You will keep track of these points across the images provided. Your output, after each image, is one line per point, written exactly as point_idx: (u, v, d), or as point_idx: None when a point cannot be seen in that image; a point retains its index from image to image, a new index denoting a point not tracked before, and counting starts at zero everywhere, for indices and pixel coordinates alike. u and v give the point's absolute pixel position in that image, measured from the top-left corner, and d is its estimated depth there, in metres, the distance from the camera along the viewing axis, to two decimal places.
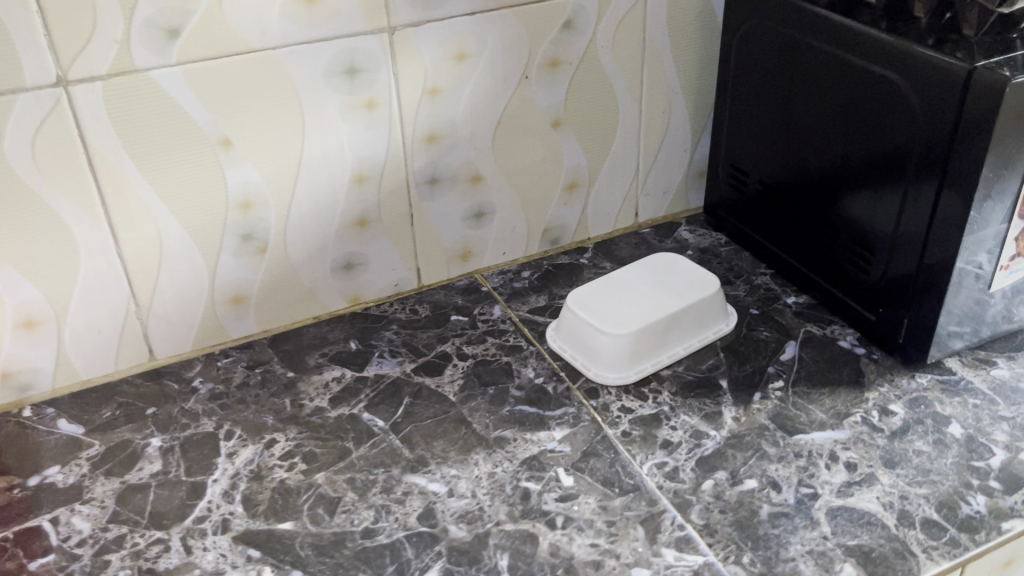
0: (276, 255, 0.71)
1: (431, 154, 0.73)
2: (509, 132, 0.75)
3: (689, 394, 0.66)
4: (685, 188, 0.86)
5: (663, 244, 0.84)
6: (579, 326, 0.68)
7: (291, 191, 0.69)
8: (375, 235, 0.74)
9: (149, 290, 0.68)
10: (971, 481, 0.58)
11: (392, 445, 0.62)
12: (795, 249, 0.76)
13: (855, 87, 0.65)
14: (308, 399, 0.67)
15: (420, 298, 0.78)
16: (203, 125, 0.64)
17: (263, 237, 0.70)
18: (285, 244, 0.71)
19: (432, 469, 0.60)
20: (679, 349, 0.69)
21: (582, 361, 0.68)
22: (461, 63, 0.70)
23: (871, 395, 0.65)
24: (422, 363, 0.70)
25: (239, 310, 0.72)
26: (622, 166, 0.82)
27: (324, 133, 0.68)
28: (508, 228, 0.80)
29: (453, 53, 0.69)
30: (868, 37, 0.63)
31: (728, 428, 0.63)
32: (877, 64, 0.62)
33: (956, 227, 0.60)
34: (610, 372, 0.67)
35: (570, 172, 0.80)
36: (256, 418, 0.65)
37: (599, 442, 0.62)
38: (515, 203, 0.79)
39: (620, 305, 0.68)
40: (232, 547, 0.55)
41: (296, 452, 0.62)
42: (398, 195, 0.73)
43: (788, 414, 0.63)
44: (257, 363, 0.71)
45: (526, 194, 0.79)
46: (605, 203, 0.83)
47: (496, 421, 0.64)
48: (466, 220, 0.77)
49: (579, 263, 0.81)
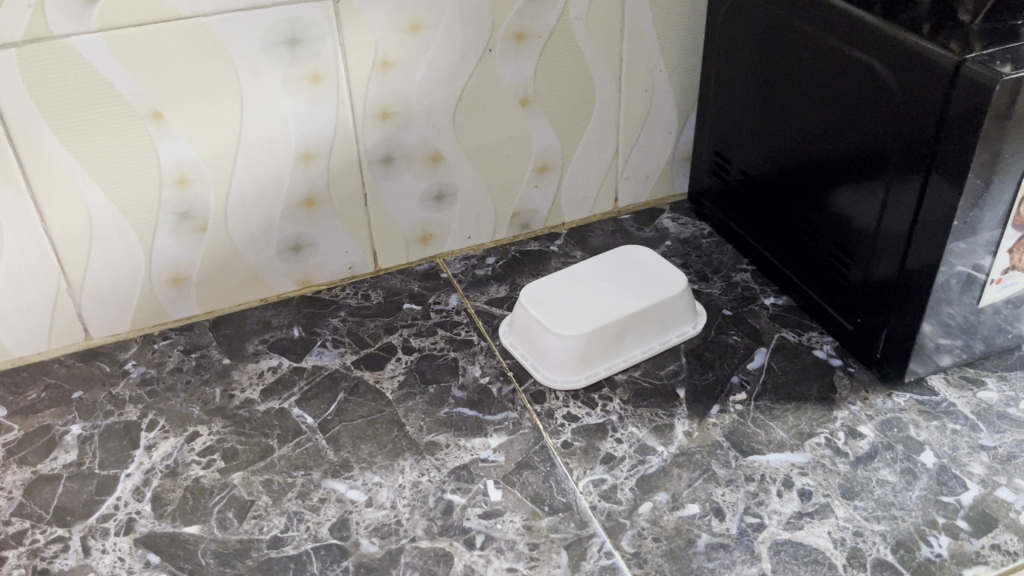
0: (217, 234, 0.68)
1: (385, 131, 0.68)
2: (471, 110, 0.70)
3: (641, 403, 0.61)
4: (670, 173, 0.81)
5: (641, 233, 0.78)
6: (529, 324, 0.64)
7: (231, 168, 0.65)
8: (325, 215, 0.70)
9: (81, 268, 0.65)
10: (936, 519, 0.52)
11: (317, 445, 0.59)
12: (776, 246, 0.70)
13: (840, 74, 0.59)
14: (239, 390, 0.63)
15: (374, 283, 0.74)
16: (131, 97, 0.60)
17: (202, 215, 0.66)
18: (227, 223, 0.68)
19: (354, 475, 0.56)
20: (636, 352, 0.64)
21: (531, 361, 0.64)
22: (415, 35, 0.65)
23: (840, 414, 0.59)
24: (365, 356, 0.66)
25: (179, 291, 0.69)
26: (600, 147, 0.76)
27: (264, 108, 0.64)
28: (472, 211, 0.75)
29: (406, 24, 0.64)
30: (853, 19, 0.56)
31: (678, 444, 0.58)
32: (863, 50, 0.56)
33: (939, 236, 0.54)
34: (558, 376, 0.62)
35: (540, 153, 0.75)
36: (182, 409, 0.62)
37: (536, 453, 0.57)
38: (480, 185, 0.74)
39: (574, 304, 0.63)
40: (132, 550, 0.52)
41: (216, 447, 0.59)
42: (349, 174, 0.69)
43: (745, 431, 0.58)
44: (195, 347, 0.68)
45: (491, 176, 0.74)
46: (581, 188, 0.78)
47: (430, 424, 0.60)
48: (425, 201, 0.73)
49: (549, 251, 0.76)
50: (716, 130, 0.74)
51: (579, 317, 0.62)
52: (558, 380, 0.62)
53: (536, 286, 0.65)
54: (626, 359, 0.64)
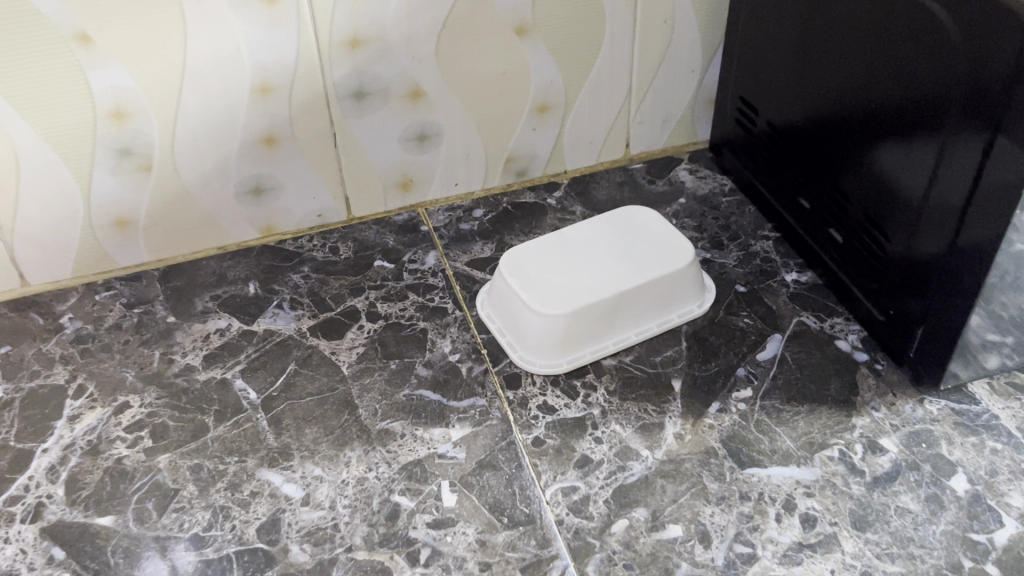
0: (165, 174, 0.60)
1: (355, 62, 0.59)
2: (458, 40, 0.60)
3: (629, 395, 0.53)
4: (691, 117, 0.70)
5: (653, 187, 0.69)
6: (508, 296, 0.55)
7: (175, 100, 0.57)
8: (289, 156, 0.62)
9: (10, 208, 0.58)
10: (962, 562, 0.44)
11: (256, 427, 0.52)
12: (804, 214, 0.60)
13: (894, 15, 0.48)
14: (180, 355, 0.57)
15: (346, 234, 0.66)
16: (53, 16, 0.52)
17: (145, 152, 0.59)
18: (175, 163, 0.60)
19: (293, 466, 0.50)
20: (630, 333, 0.56)
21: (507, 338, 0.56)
22: None
23: (860, 422, 0.51)
24: (323, 321, 0.59)
25: (125, 236, 0.62)
26: (610, 86, 0.66)
27: (211, 31, 0.55)
28: (460, 156, 0.66)
29: None
30: None
31: (666, 449, 0.50)
32: None
33: (995, 227, 0.44)
34: (536, 358, 0.54)
35: (539, 90, 0.64)
36: (115, 374, 0.56)
37: (501, 451, 0.50)
38: (469, 126, 0.64)
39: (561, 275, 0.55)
40: (36, 542, 0.47)
41: (145, 423, 0.52)
42: (314, 110, 0.60)
43: (746, 437, 0.50)
44: (139, 300, 0.61)
45: (482, 117, 0.64)
46: (587, 131, 0.68)
47: (386, 408, 0.53)
48: (405, 142, 0.64)
49: (545, 203, 0.67)
50: (748, 72, 0.63)
51: (564, 293, 0.54)
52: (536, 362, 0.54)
53: (520, 251, 0.57)
54: (616, 341, 0.55)
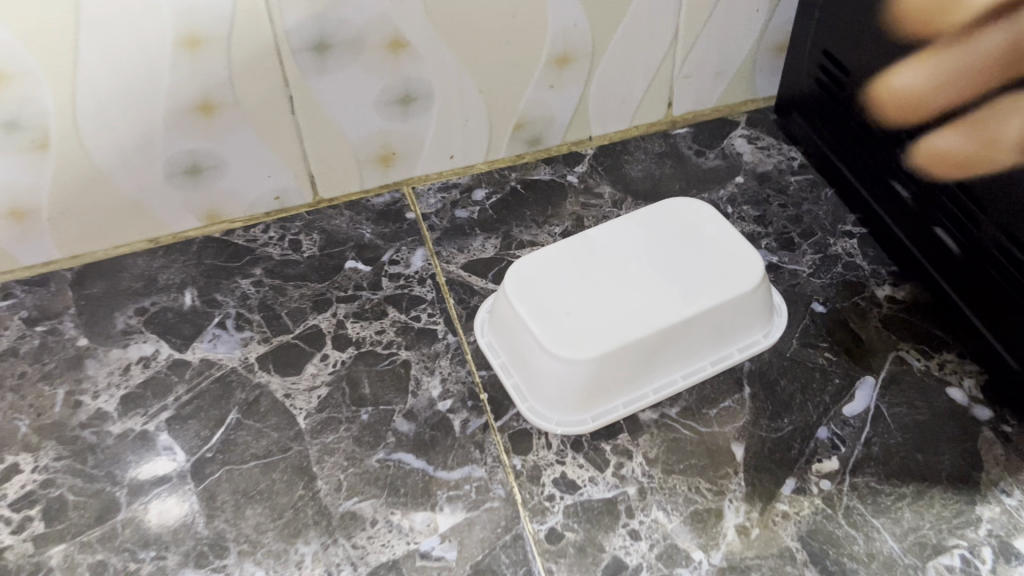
0: (67, 152, 0.45)
1: (313, 4, 0.43)
2: None
3: (675, 467, 0.40)
4: (753, 69, 0.55)
5: (701, 161, 0.54)
6: (514, 327, 0.42)
7: (72, 57, 0.42)
8: (230, 125, 0.47)
9: None
10: None
11: (183, 506, 0.40)
12: (899, 211, 0.46)
13: None
14: (91, 396, 0.44)
15: (310, 222, 0.52)
16: None
17: (38, 126, 0.44)
18: (80, 137, 0.45)
19: (227, 567, 0.37)
20: (677, 376, 0.42)
21: (514, 380, 0.42)
22: None
23: (986, 513, 0.38)
24: (277, 349, 0.45)
25: (24, 230, 0.48)
26: (652, 30, 0.50)
27: None
28: (455, 121, 0.51)
29: None
30: None
31: (725, 551, 0.37)
32: None
33: None
34: (549, 413, 0.41)
35: (558, 38, 0.49)
36: (5, 423, 0.43)
37: (505, 549, 0.38)
38: (467, 84, 0.50)
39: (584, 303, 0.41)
40: None
41: (38, 497, 0.40)
42: (261, 66, 0.45)
43: (833, 535, 0.37)
44: (44, 314, 0.48)
45: (483, 73, 0.49)
46: (619, 89, 0.53)
47: (354, 480, 0.40)
48: (382, 106, 0.49)
49: (565, 183, 0.53)
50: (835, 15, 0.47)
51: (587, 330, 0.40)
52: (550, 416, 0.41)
53: (532, 262, 0.43)
54: (658, 388, 0.42)
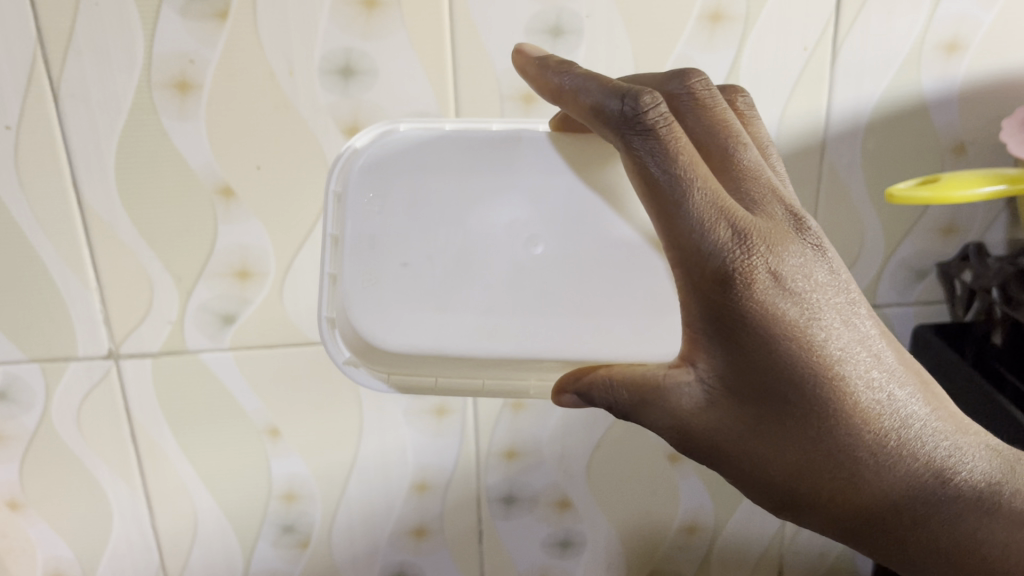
0: (319, 551, 0.66)
1: (510, 470, 0.64)
2: (608, 471, 0.64)
3: None
4: (852, 555, 0.70)
5: None
6: (400, 235, 0.46)
7: (341, 487, 0.63)
8: (433, 546, 0.67)
9: (181, 565, 0.64)
10: None
11: None
12: None
13: None
14: None
15: None
16: (253, 412, 0.60)
17: (305, 530, 0.64)
18: (330, 542, 0.65)
19: None
20: (572, 267, 0.45)
21: (414, 209, 0.46)
22: (519, 411, 0.61)
23: None
24: None
25: None
26: (764, 519, 0.68)
27: (384, 436, 0.61)
28: (603, 562, 0.69)
29: (510, 402, 0.61)
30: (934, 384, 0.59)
31: None
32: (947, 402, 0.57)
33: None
34: (499, 160, 0.46)
35: (688, 512, 0.67)
36: None
37: None
38: (613, 537, 0.68)
39: (488, 321, 0.45)
40: None
41: None
42: (465, 510, 0.65)
43: None
44: None
45: (627, 530, 0.67)
46: (736, 557, 0.69)
47: None
48: (545, 545, 0.68)
49: None
50: None
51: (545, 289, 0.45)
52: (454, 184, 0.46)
53: (385, 275, 0.45)
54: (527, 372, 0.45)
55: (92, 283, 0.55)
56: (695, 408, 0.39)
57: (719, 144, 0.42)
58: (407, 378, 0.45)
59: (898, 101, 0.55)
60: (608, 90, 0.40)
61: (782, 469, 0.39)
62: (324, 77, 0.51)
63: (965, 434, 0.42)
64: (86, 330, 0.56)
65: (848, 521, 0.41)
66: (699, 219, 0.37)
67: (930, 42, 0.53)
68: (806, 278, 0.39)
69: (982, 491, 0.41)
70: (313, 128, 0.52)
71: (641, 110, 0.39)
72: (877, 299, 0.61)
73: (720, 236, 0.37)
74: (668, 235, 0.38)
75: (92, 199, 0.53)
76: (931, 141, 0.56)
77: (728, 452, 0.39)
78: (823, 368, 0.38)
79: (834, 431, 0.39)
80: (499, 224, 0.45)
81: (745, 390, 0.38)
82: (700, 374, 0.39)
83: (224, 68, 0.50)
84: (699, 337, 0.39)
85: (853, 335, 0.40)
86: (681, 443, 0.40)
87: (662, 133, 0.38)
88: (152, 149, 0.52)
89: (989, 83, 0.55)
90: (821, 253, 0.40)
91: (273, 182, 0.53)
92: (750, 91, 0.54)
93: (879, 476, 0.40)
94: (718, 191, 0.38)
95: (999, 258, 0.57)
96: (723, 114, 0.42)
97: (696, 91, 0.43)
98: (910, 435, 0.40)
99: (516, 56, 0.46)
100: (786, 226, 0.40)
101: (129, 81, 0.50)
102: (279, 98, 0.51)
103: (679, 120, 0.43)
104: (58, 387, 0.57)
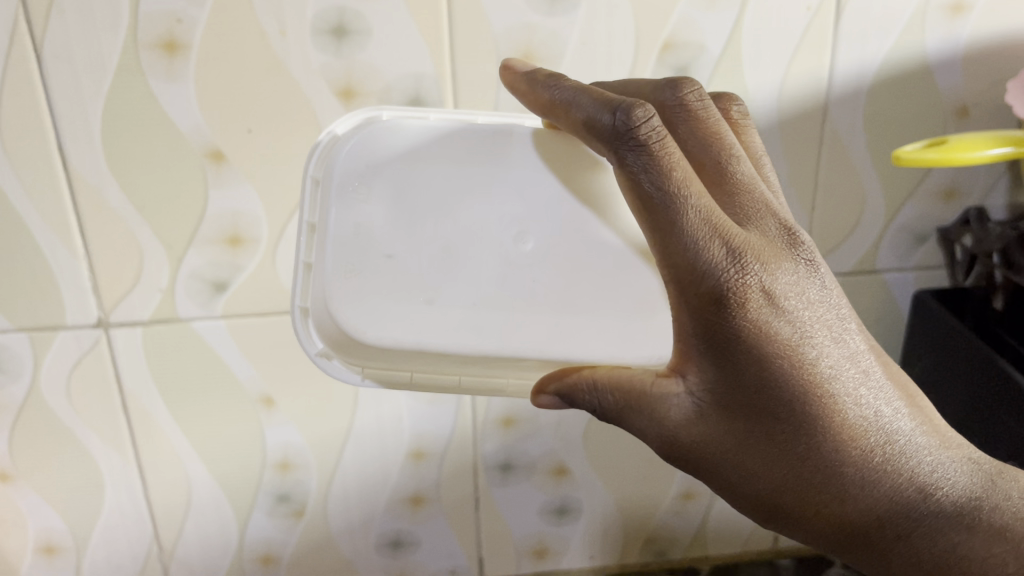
0: (315, 519, 0.65)
1: (507, 437, 0.63)
2: (606, 439, 0.64)
3: None
4: None
5: None
6: (387, 224, 0.44)
7: (337, 455, 0.62)
8: (431, 514, 0.66)
9: (174, 535, 0.64)
10: None
11: None
12: None
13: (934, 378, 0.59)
14: None
15: None
16: (246, 381, 0.59)
17: (300, 499, 0.64)
18: (325, 511, 0.65)
19: None
20: (557, 255, 0.44)
21: (400, 200, 0.44)
22: None
23: None
24: None
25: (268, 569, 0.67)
26: None
27: (380, 403, 0.61)
28: (598, 530, 0.69)
29: None
30: (930, 339, 0.59)
31: None
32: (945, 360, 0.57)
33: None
34: (489, 154, 0.45)
35: (685, 480, 0.67)
36: None
37: None
38: (610, 504, 0.68)
39: (476, 316, 0.43)
40: None
41: None
42: (462, 478, 0.65)
43: None
44: None
45: (622, 495, 0.67)
46: (733, 521, 0.70)
47: None
48: (542, 513, 0.67)
49: None
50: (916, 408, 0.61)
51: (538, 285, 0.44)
52: (444, 177, 0.44)
53: (366, 266, 0.44)
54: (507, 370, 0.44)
55: (80, 252, 0.53)
56: (685, 420, 0.38)
57: (713, 157, 0.41)
58: (382, 371, 0.44)
59: (901, 62, 0.54)
60: (600, 104, 0.39)
61: (768, 484, 0.39)
62: (316, 37, 0.50)
63: (950, 449, 0.42)
64: (75, 299, 0.55)
65: (832, 539, 0.41)
66: (694, 238, 0.36)
67: (936, 2, 0.52)
68: (798, 295, 0.38)
69: (963, 507, 0.41)
70: (306, 89, 0.51)
71: (634, 125, 0.37)
72: (876, 264, 0.60)
73: (714, 254, 0.37)
74: (663, 251, 0.37)
75: (78, 165, 0.51)
76: (934, 104, 0.55)
77: (715, 465, 0.39)
78: (813, 386, 0.38)
79: (822, 447, 0.39)
80: (488, 217, 0.44)
81: (734, 407, 0.38)
82: (690, 388, 0.38)
83: (212, 27, 0.49)
84: (690, 354, 0.38)
85: (843, 353, 0.39)
86: (667, 455, 0.39)
87: (655, 149, 0.37)
88: (139, 113, 0.50)
89: (995, 44, 0.54)
90: (814, 269, 0.39)
91: (265, 145, 0.52)
92: (752, 52, 0.52)
93: (867, 492, 0.40)
94: (712, 209, 0.37)
95: (999, 224, 0.57)
96: (717, 126, 0.41)
97: (688, 103, 0.42)
98: (896, 450, 0.40)
99: (504, 72, 0.45)
100: (779, 243, 0.39)
101: (114, 41, 0.48)
102: (271, 60, 0.50)
103: (672, 131, 0.42)
104: (46, 358, 0.56)
